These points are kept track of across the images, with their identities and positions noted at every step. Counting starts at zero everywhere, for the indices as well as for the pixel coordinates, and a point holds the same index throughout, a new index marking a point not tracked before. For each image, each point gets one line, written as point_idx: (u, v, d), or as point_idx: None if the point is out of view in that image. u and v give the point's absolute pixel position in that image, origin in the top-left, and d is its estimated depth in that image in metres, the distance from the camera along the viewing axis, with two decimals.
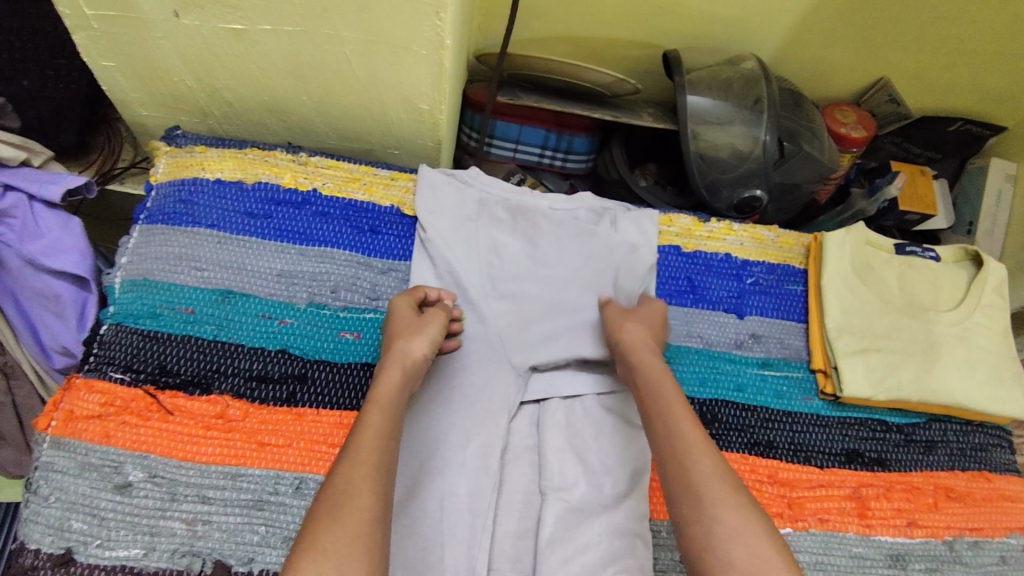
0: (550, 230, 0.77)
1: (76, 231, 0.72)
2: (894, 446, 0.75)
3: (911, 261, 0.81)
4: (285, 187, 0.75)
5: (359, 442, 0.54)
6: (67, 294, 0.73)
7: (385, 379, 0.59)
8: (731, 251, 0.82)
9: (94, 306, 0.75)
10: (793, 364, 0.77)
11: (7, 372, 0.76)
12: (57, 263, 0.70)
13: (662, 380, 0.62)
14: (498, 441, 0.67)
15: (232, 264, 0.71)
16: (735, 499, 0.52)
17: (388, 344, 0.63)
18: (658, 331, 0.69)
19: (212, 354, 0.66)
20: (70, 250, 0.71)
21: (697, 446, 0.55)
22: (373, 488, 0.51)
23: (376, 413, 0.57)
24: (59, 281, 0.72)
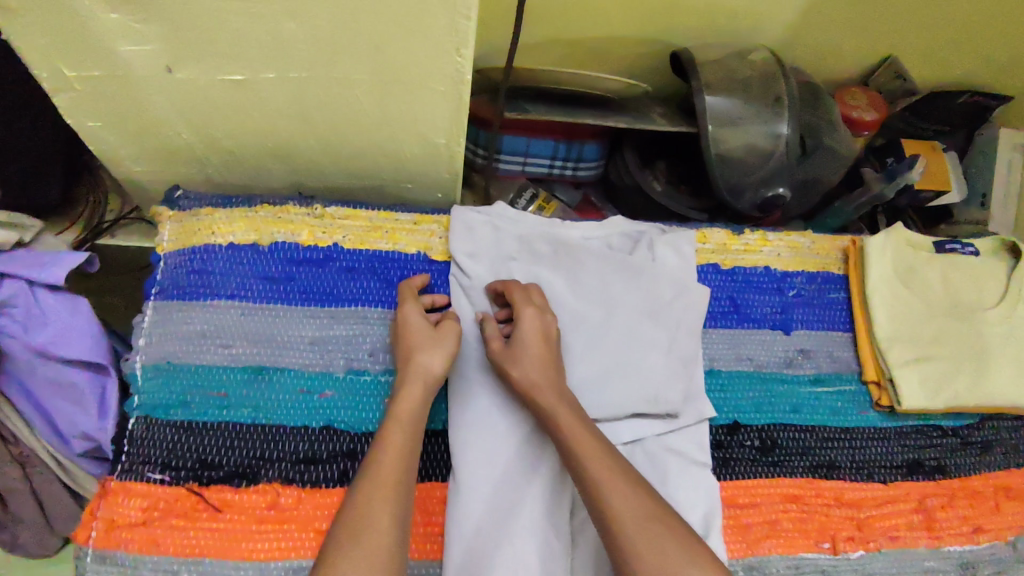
0: (595, 266, 0.73)
1: (85, 312, 0.65)
2: (951, 450, 0.75)
3: (952, 260, 0.79)
4: (304, 245, 0.70)
5: (382, 459, 0.57)
6: (84, 381, 0.67)
7: (407, 398, 0.61)
8: (770, 263, 0.79)
9: (114, 390, 0.68)
10: (845, 377, 0.75)
11: (23, 460, 0.71)
12: (70, 351, 0.65)
13: (563, 416, 0.61)
14: (541, 494, 0.64)
15: (259, 337, 0.66)
16: (657, 536, 0.53)
17: (406, 359, 0.63)
18: (530, 354, 0.64)
19: (253, 439, 0.62)
20: (82, 335, 0.65)
21: (615, 485, 0.56)
22: (392, 506, 0.54)
23: (397, 429, 0.59)
24: (72, 369, 0.66)
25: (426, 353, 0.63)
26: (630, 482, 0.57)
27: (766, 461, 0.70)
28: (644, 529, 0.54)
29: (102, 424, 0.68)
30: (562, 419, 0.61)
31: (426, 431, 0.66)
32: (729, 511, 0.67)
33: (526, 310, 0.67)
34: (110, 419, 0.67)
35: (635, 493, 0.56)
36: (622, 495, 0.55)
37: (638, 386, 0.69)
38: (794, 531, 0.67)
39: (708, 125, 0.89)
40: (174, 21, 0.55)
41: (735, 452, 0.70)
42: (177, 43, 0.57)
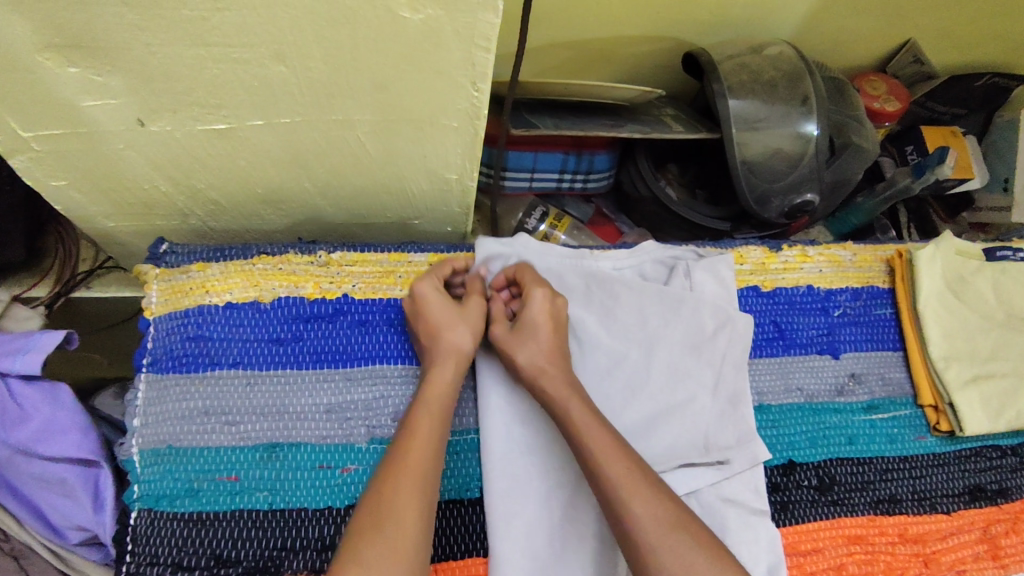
0: (632, 301, 0.67)
1: (68, 401, 0.59)
2: (1012, 470, 0.70)
3: (1003, 268, 0.74)
4: (310, 299, 0.63)
5: (410, 447, 0.54)
6: (74, 476, 0.59)
7: (438, 376, 0.59)
8: (811, 282, 0.74)
9: (108, 481, 0.60)
10: (899, 403, 0.70)
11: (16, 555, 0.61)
12: (56, 449, 0.58)
13: (573, 410, 0.57)
14: (579, 525, 0.60)
15: (269, 408, 0.59)
16: (678, 543, 0.50)
17: (433, 336, 0.61)
18: (540, 340, 0.61)
19: (273, 528, 0.56)
20: (68, 429, 0.59)
21: (635, 490, 0.53)
22: (419, 497, 0.52)
23: (424, 411, 0.57)
24: (61, 465, 0.59)
25: (456, 331, 0.61)
26: (648, 481, 0.54)
27: (825, 500, 0.65)
28: (664, 535, 0.51)
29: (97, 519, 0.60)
30: (574, 413, 0.57)
31: (463, 500, 0.60)
32: (792, 560, 0.62)
33: (535, 292, 0.63)
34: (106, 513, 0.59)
35: (654, 495, 0.53)
36: (641, 499, 0.52)
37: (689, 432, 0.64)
38: None
39: (731, 130, 0.84)
40: (144, 72, 0.47)
41: (793, 494, 0.65)
42: (148, 95, 0.50)
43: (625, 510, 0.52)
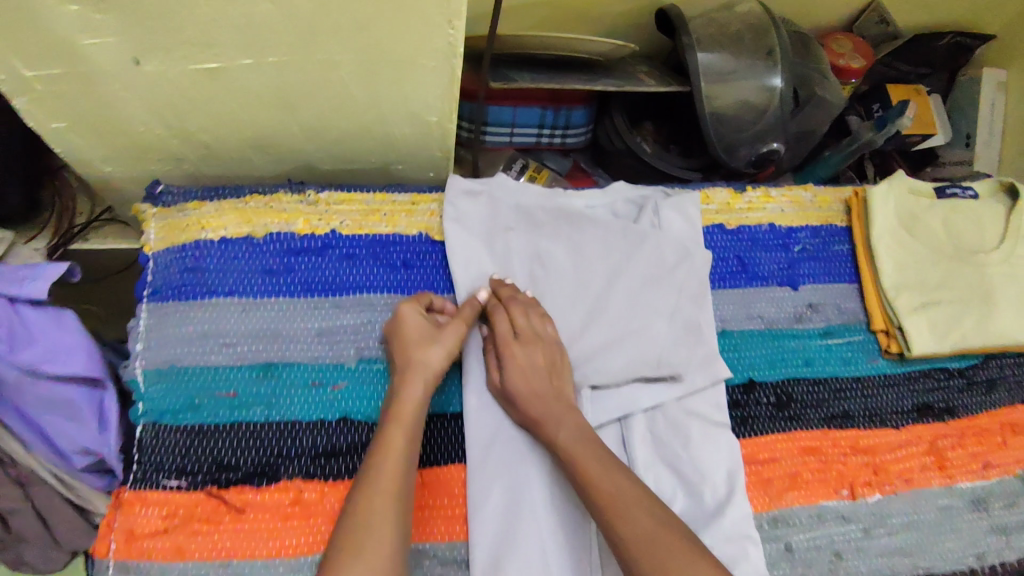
0: (597, 235, 0.72)
1: (72, 325, 0.62)
2: (958, 391, 0.75)
3: (953, 204, 0.79)
4: (300, 234, 0.68)
5: (382, 467, 0.56)
6: (79, 397, 0.64)
7: (408, 395, 0.60)
8: (774, 220, 0.79)
9: (112, 403, 0.65)
10: (854, 329, 0.75)
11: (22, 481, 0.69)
12: (64, 367, 0.61)
13: (560, 432, 0.61)
14: None
15: (265, 332, 0.64)
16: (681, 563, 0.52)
17: (403, 354, 0.62)
18: (535, 381, 0.64)
19: (270, 437, 0.61)
20: (74, 349, 0.62)
21: (624, 507, 0.56)
22: (394, 516, 0.54)
23: (397, 427, 0.58)
24: (66, 386, 0.63)
25: (422, 349, 0.62)
26: (651, 517, 0.55)
27: (782, 415, 0.70)
28: (657, 532, 0.54)
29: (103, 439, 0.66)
30: (560, 437, 0.61)
31: (445, 414, 0.66)
32: (750, 467, 0.68)
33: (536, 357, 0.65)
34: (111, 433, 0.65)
35: (642, 505, 0.56)
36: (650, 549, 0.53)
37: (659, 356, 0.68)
38: (814, 481, 0.68)
39: (701, 81, 0.88)
40: (140, 9, 0.51)
41: (752, 409, 0.70)
42: (142, 34, 0.54)
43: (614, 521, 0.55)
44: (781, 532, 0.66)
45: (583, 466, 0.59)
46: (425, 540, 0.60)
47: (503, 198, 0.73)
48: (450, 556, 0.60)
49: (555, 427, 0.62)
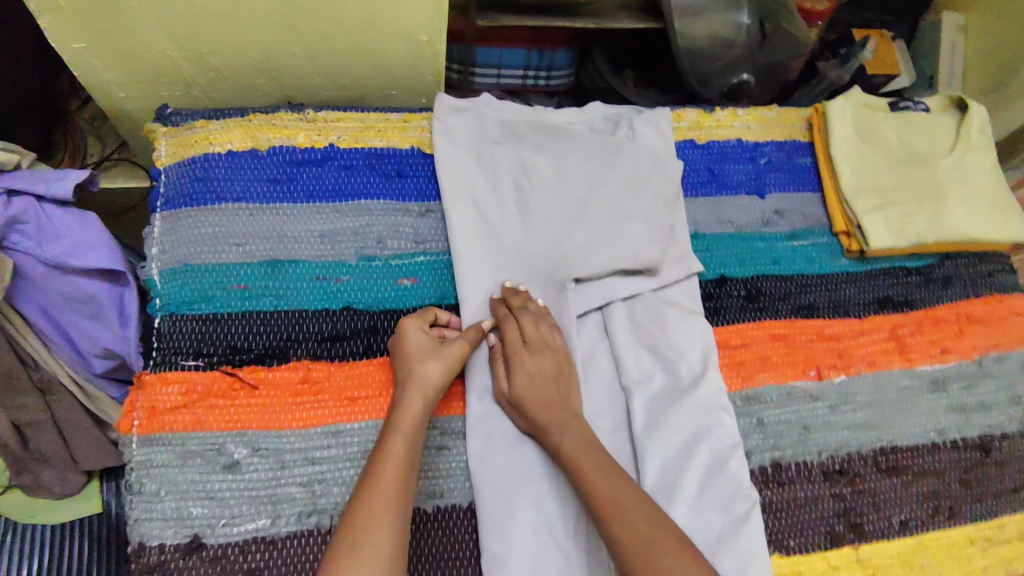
0: (577, 147, 0.77)
1: (94, 225, 0.70)
2: (916, 286, 0.81)
3: (905, 115, 0.85)
4: (301, 147, 0.73)
5: (383, 477, 0.56)
6: (101, 292, 0.72)
7: (408, 411, 0.60)
8: (741, 136, 0.85)
9: (131, 299, 0.74)
10: (817, 232, 0.81)
11: (45, 387, 0.75)
12: (86, 260, 0.68)
13: (562, 437, 0.62)
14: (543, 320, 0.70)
15: (271, 232, 0.69)
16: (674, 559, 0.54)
17: (405, 368, 0.62)
18: (540, 390, 0.64)
19: (278, 325, 0.66)
20: (96, 246, 0.69)
21: (620, 509, 0.57)
22: (392, 525, 0.54)
23: (398, 438, 0.59)
24: (89, 281, 0.71)
25: (422, 362, 0.62)
26: (648, 521, 0.56)
27: (752, 307, 0.76)
28: (652, 536, 0.55)
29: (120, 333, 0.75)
30: (563, 443, 0.62)
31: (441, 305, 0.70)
32: (723, 351, 0.73)
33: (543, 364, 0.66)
34: (129, 328, 0.74)
35: (637, 508, 0.57)
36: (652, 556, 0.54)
37: (638, 255, 0.73)
38: (783, 363, 0.74)
39: (673, 18, 0.92)
40: None
41: (724, 301, 0.76)
42: None
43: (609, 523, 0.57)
44: (754, 408, 0.72)
45: (583, 470, 0.60)
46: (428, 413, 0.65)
47: (488, 114, 0.78)
48: (449, 427, 0.66)
49: (558, 433, 0.62)
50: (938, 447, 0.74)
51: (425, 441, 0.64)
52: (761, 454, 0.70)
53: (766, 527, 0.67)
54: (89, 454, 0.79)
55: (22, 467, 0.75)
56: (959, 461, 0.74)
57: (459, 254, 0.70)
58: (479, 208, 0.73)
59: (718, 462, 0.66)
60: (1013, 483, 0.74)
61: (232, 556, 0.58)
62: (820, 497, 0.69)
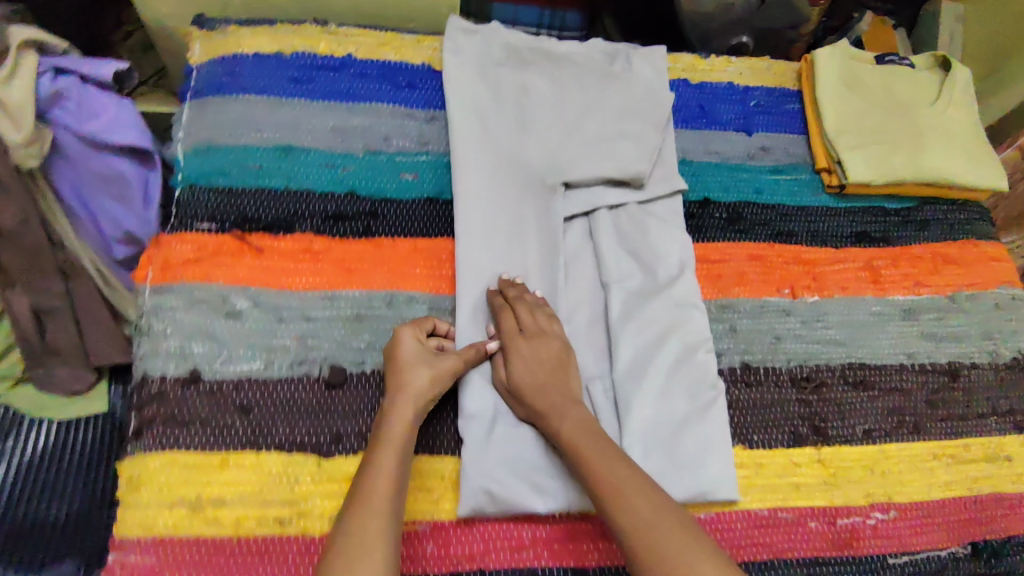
0: (575, 73, 0.83)
1: (130, 109, 0.78)
2: (895, 225, 0.84)
3: (890, 68, 0.89)
4: (322, 55, 0.79)
5: (375, 490, 0.54)
6: (131, 172, 0.79)
7: (397, 421, 0.59)
8: (733, 80, 0.90)
9: (156, 183, 0.81)
10: (800, 169, 0.86)
11: (70, 270, 0.81)
12: (121, 138, 0.76)
13: (562, 422, 0.62)
14: (533, 219, 0.74)
15: (288, 123, 0.75)
16: (680, 539, 0.53)
17: (396, 380, 0.62)
18: (538, 377, 0.64)
19: (287, 202, 0.71)
20: (130, 126, 0.77)
21: (625, 496, 0.56)
22: (386, 539, 0.52)
23: (389, 450, 0.57)
24: (121, 160, 0.78)
25: (412, 370, 0.62)
26: (651, 501, 0.56)
27: (732, 228, 0.80)
28: (656, 522, 0.54)
29: (142, 215, 0.82)
30: (563, 429, 0.62)
31: (438, 199, 0.75)
32: (702, 265, 0.77)
33: (541, 347, 0.66)
34: (154, 207, 0.81)
35: (641, 492, 0.56)
36: (659, 540, 0.53)
37: (624, 170, 0.77)
38: (757, 280, 0.78)
39: None
40: None
41: (705, 220, 0.80)
42: None
43: (615, 510, 0.55)
44: (728, 317, 0.75)
45: (585, 455, 0.59)
46: (417, 290, 0.70)
47: (493, 38, 0.83)
48: (438, 305, 0.70)
49: (557, 418, 0.62)
50: (906, 368, 0.77)
51: (413, 314, 0.69)
52: (731, 356, 0.73)
53: (731, 421, 0.70)
54: (101, 348, 0.85)
55: (37, 360, 0.83)
56: (926, 384, 0.76)
57: (457, 153, 0.75)
58: (480, 117, 0.78)
59: (688, 354, 0.70)
60: (980, 409, 0.76)
61: (226, 391, 0.63)
62: (784, 400, 0.72)
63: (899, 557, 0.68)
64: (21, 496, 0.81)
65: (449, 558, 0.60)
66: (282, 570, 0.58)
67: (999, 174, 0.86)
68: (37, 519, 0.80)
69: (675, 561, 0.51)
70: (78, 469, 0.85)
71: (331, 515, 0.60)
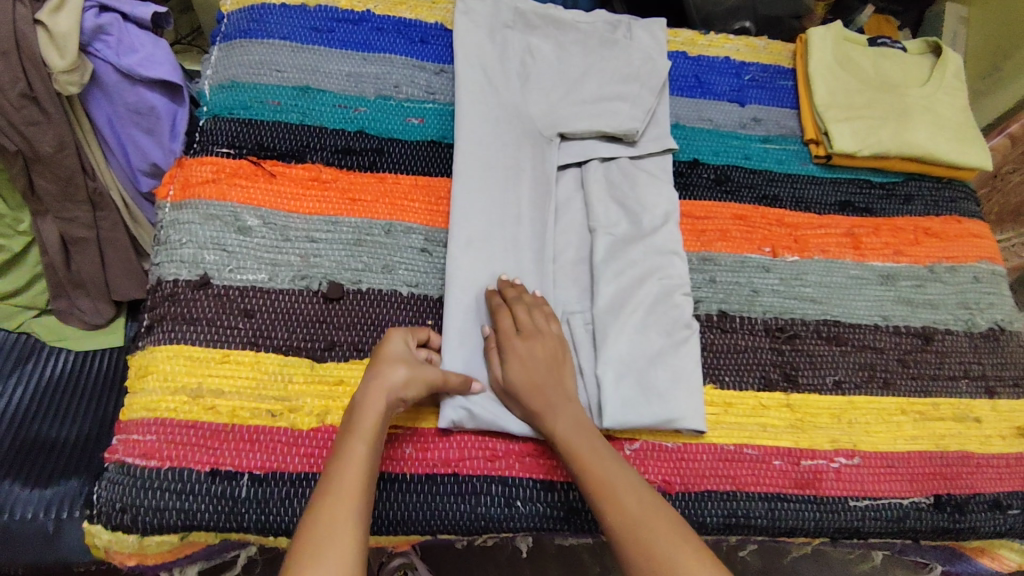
0: (579, 38, 0.88)
1: (164, 48, 0.84)
2: (878, 197, 0.88)
3: (881, 51, 0.94)
4: (343, 9, 0.86)
5: (344, 477, 0.56)
6: (161, 106, 0.85)
7: (367, 416, 0.59)
8: (730, 55, 0.94)
9: (183, 118, 0.88)
10: (789, 140, 0.90)
11: (98, 199, 0.86)
12: (154, 73, 0.82)
13: (557, 421, 0.63)
14: (528, 167, 0.79)
15: (307, 66, 0.81)
16: (666, 533, 0.57)
17: (371, 377, 0.61)
18: (535, 377, 0.65)
19: (300, 136, 0.77)
20: (163, 63, 0.83)
21: (615, 495, 0.59)
22: (353, 531, 0.54)
23: (358, 442, 0.58)
24: (152, 95, 0.84)
25: (389, 368, 0.62)
26: (639, 499, 0.59)
27: (719, 189, 0.84)
28: (641, 516, 0.58)
29: (169, 147, 0.88)
30: (558, 427, 0.63)
31: (441, 143, 0.80)
32: (687, 220, 0.81)
33: (537, 346, 0.66)
34: (180, 139, 0.86)
35: (629, 489, 0.60)
36: (647, 535, 0.57)
37: (618, 127, 0.81)
38: (740, 237, 0.81)
39: None
40: None
41: (693, 180, 0.84)
42: None
43: (604, 507, 0.59)
44: (709, 269, 0.79)
45: (579, 453, 0.61)
46: (415, 222, 0.75)
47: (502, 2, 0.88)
48: (434, 236, 0.75)
49: (552, 417, 0.64)
50: (880, 329, 0.80)
51: (409, 243, 0.74)
52: (709, 304, 0.77)
53: (704, 362, 0.73)
54: (120, 282, 0.91)
55: (61, 290, 0.90)
56: (899, 344, 0.79)
57: (460, 101, 0.81)
58: (486, 72, 0.83)
59: (666, 295, 0.73)
60: (951, 371, 0.79)
61: (232, 296, 0.68)
62: (758, 347, 0.76)
63: (859, 501, 0.71)
64: (31, 415, 0.84)
65: (427, 461, 0.65)
66: (270, 458, 0.63)
67: (986, 154, 0.88)
68: (41, 437, 0.82)
69: (662, 554, 0.56)
70: (87, 395, 0.88)
71: (319, 413, 0.65)
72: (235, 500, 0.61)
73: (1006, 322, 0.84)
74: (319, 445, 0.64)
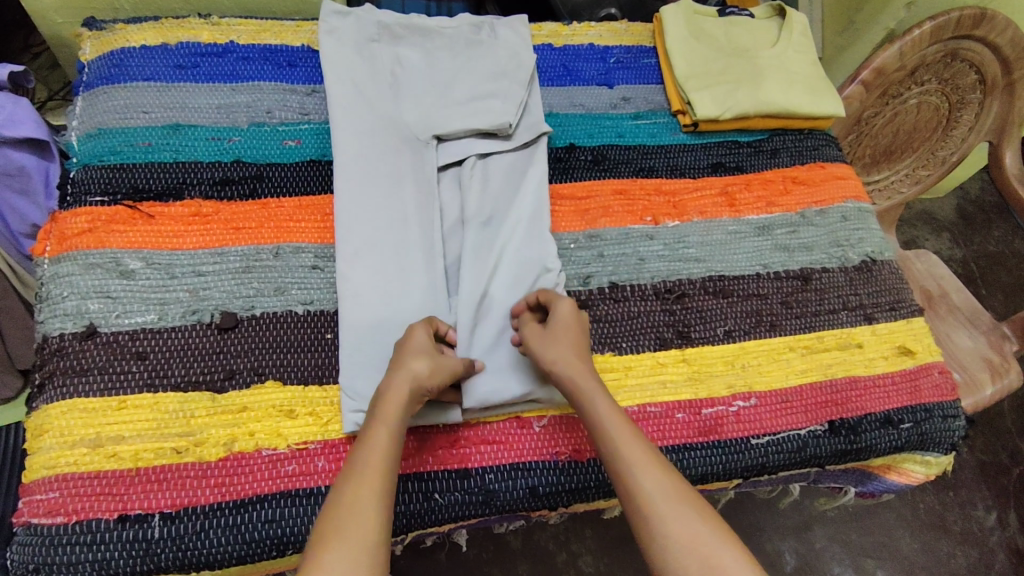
0: (445, 43, 0.90)
1: (26, 105, 0.83)
2: (746, 155, 0.94)
3: (730, 20, 1.00)
4: (205, 43, 0.86)
5: (367, 460, 0.57)
6: (30, 164, 0.84)
7: (394, 399, 0.61)
8: (593, 41, 0.99)
9: (56, 173, 0.87)
10: (659, 113, 0.95)
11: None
12: (17, 131, 0.81)
13: (597, 402, 0.64)
14: (411, 174, 0.81)
15: (174, 104, 0.81)
16: (683, 513, 0.56)
17: (397, 367, 0.64)
18: (561, 342, 0.68)
19: (176, 171, 0.77)
20: (26, 120, 0.82)
21: (645, 464, 0.59)
22: (378, 505, 0.55)
23: (383, 425, 0.60)
24: (20, 154, 0.83)
25: (414, 358, 0.64)
26: (667, 473, 0.59)
27: (598, 168, 0.88)
28: (676, 490, 0.58)
29: (46, 205, 0.86)
30: (588, 389, 0.65)
31: (322, 161, 0.82)
32: (572, 202, 0.85)
33: (563, 305, 0.71)
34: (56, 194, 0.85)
35: (662, 466, 0.60)
36: (674, 513, 0.56)
37: (495, 122, 0.83)
38: (622, 211, 0.86)
39: None
40: None
41: (573, 163, 0.88)
42: None
43: (635, 478, 0.58)
44: (597, 244, 0.83)
45: (605, 420, 0.62)
46: (304, 240, 0.76)
47: (364, 16, 0.89)
48: (323, 252, 0.76)
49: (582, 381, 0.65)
50: (762, 277, 0.85)
51: (300, 262, 0.75)
52: (601, 277, 0.81)
53: (601, 332, 0.77)
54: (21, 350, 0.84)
55: None
56: (781, 288, 0.85)
57: (333, 118, 0.82)
58: (357, 87, 0.84)
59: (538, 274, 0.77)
60: (831, 305, 0.85)
61: (122, 341, 0.68)
62: (650, 311, 0.80)
63: (760, 438, 0.75)
64: None
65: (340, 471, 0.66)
66: (180, 494, 0.63)
67: (838, 103, 0.95)
68: None
69: (689, 530, 0.55)
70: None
71: (225, 442, 0.65)
72: (149, 542, 0.61)
73: (876, 253, 0.90)
74: (227, 473, 0.64)
